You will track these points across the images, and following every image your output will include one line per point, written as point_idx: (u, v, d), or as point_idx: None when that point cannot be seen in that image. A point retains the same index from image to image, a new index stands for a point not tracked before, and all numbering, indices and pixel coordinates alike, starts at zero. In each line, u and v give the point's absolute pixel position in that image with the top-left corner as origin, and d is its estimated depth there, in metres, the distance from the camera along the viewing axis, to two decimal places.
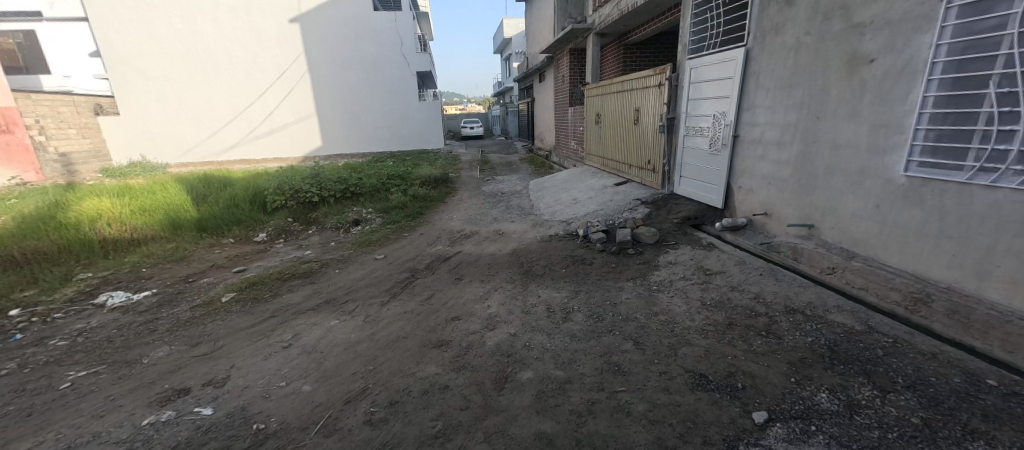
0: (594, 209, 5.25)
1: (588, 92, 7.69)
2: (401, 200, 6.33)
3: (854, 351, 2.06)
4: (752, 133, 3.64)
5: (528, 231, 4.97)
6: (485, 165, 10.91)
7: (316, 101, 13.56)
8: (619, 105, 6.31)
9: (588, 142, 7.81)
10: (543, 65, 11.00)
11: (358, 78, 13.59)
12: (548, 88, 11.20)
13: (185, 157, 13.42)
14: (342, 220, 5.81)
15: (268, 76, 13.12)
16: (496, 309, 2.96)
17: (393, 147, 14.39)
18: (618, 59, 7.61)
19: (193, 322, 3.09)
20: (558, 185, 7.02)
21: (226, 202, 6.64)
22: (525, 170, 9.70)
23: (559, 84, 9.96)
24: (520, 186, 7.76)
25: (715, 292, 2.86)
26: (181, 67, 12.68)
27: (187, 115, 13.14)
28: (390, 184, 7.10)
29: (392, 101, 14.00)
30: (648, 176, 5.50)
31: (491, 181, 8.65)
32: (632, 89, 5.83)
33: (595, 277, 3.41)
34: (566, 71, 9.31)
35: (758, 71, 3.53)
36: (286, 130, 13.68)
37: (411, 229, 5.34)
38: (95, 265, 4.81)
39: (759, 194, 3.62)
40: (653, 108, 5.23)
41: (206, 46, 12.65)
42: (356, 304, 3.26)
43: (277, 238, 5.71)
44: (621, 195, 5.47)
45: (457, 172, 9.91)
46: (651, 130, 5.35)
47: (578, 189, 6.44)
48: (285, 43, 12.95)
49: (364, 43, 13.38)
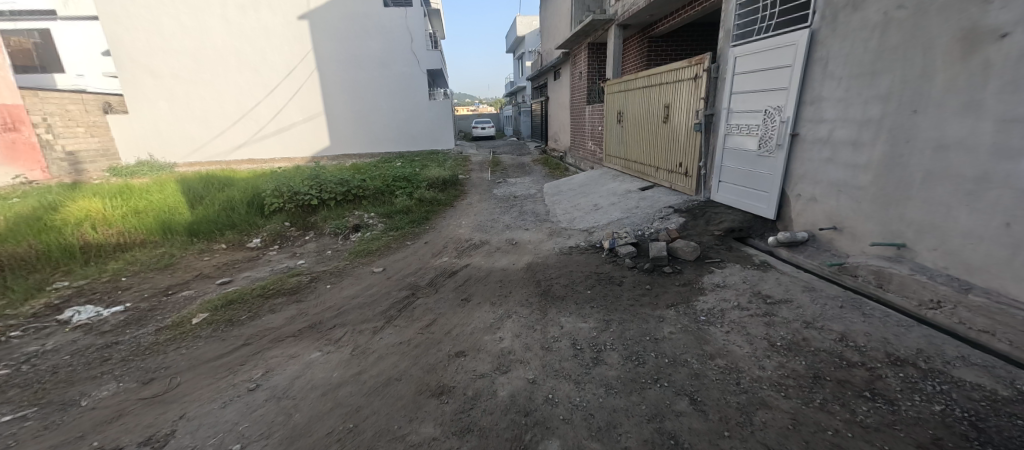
0: (619, 217, 4.69)
1: (609, 88, 7.11)
2: (406, 204, 5.85)
3: (1012, 432, 1.48)
4: (818, 131, 3.04)
5: (544, 241, 4.43)
6: (497, 167, 10.43)
7: (325, 100, 13.23)
8: (644, 102, 5.76)
9: (608, 143, 7.25)
10: (558, 61, 10.48)
11: (368, 76, 13.24)
12: (563, 86, 10.66)
13: (193, 157, 13.22)
14: (341, 225, 5.36)
15: (277, 75, 12.85)
16: (509, 343, 2.43)
17: (402, 147, 14.01)
18: (642, 53, 7.04)
19: (154, 350, 2.63)
20: (576, 189, 6.46)
21: (222, 204, 6.26)
22: (539, 172, 9.17)
23: (576, 81, 9.40)
24: (534, 189, 7.22)
25: (783, 329, 2.28)
26: (189, 64, 12.49)
27: (195, 114, 12.92)
28: (395, 186, 6.64)
29: (402, 100, 13.62)
30: (678, 180, 4.93)
31: (503, 183, 8.13)
32: (660, 83, 5.26)
33: (627, 302, 2.85)
34: (584, 67, 8.76)
35: (827, 57, 2.94)
36: (294, 129, 13.38)
37: (415, 236, 4.86)
38: (73, 273, 4.41)
39: (826, 204, 3.02)
40: (686, 104, 4.66)
41: (214, 44, 12.42)
42: (345, 330, 2.76)
43: (272, 244, 5.28)
44: (649, 201, 4.89)
45: (467, 173, 9.42)
46: (683, 129, 4.77)
47: (598, 194, 5.88)
48: (294, 40, 12.65)
49: (374, 40, 13.01)
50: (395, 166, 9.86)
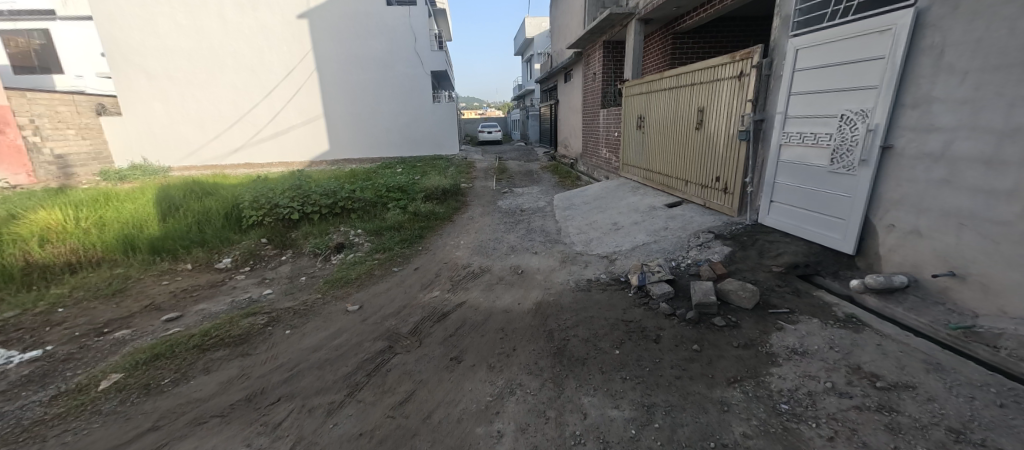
0: (645, 241, 3.95)
1: (628, 90, 6.38)
2: (398, 219, 5.18)
3: None
4: (925, 144, 2.29)
5: (557, 270, 3.70)
6: (502, 174, 9.73)
7: (324, 103, 12.68)
8: (671, 106, 5.03)
9: (626, 152, 6.51)
10: (570, 62, 9.78)
11: (369, 78, 12.68)
12: (575, 88, 9.95)
13: (187, 160, 12.74)
14: (322, 244, 4.69)
15: (275, 76, 12.32)
16: (512, 446, 1.70)
17: (405, 152, 13.41)
18: (665, 51, 6.30)
19: (28, 436, 1.93)
20: (591, 203, 5.73)
21: (195, 217, 5.62)
22: (548, 180, 8.45)
23: (589, 82, 8.69)
24: (543, 202, 6.50)
25: (920, 443, 1.53)
26: (185, 65, 12.01)
27: (191, 116, 12.44)
28: (388, 198, 5.96)
29: (404, 104, 13.04)
30: (715, 197, 4.16)
31: (508, 193, 7.43)
32: (693, 84, 4.52)
33: (672, 373, 2.11)
34: (599, 68, 8.05)
35: (942, 45, 2.19)
36: (292, 132, 12.83)
37: (404, 260, 4.15)
38: (4, 301, 3.77)
39: (938, 241, 2.26)
40: (727, 108, 3.91)
41: (210, 43, 11.94)
42: (291, 407, 2.05)
43: (243, 265, 4.61)
44: (680, 222, 4.14)
45: (470, 182, 8.74)
46: (722, 137, 4.01)
47: (617, 209, 5.14)
48: (292, 40, 12.12)
49: (376, 40, 12.46)
50: (393, 174, 9.25)
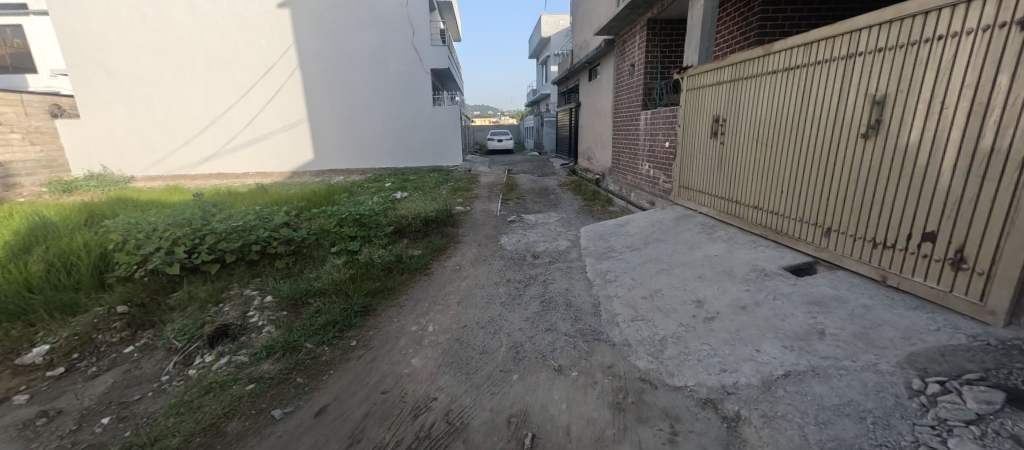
0: (788, 368, 1.89)
1: (693, 82, 4.40)
2: (335, 279, 3.24)
3: None
4: None
5: (610, 443, 1.67)
6: (511, 192, 7.77)
7: (307, 105, 10.96)
8: (787, 101, 3.02)
9: (689, 169, 4.51)
10: (598, 54, 7.87)
11: (360, 77, 10.96)
12: (603, 87, 7.98)
13: (153, 170, 11.14)
14: (190, 328, 2.73)
15: (251, 74, 10.67)
16: None
17: (400, 162, 11.59)
18: (746, 25, 4.31)
19: None
20: (642, 250, 3.70)
21: (45, 263, 3.77)
22: (569, 204, 6.46)
23: (624, 78, 6.73)
24: (565, 242, 4.49)
25: None
26: (150, 61, 10.48)
27: (157, 120, 10.85)
28: (339, 234, 4.06)
29: (399, 107, 11.25)
30: (915, 270, 2.10)
31: (517, 224, 5.44)
32: (851, 56, 2.47)
33: None
34: (640, 57, 6.06)
35: None
36: (271, 139, 11.14)
37: (310, 381, 2.17)
38: None
39: None
40: (973, 94, 1.84)
41: (178, 36, 10.38)
42: None
43: (60, 363, 2.64)
44: (848, 324, 2.06)
45: (468, 204, 6.79)
46: (947, 154, 1.94)
47: (690, 268, 3.11)
48: (272, 33, 10.49)
49: (368, 33, 10.74)
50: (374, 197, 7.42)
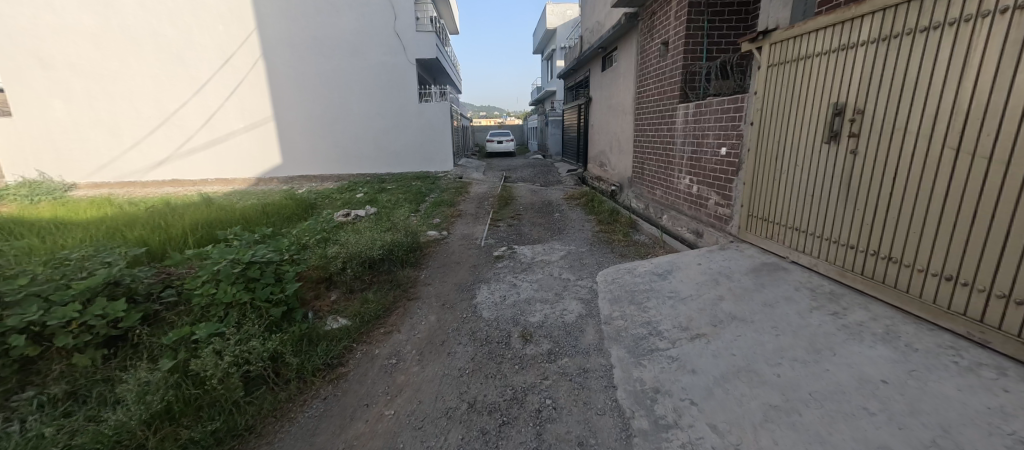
0: None
1: (784, 52, 2.75)
2: (129, 415, 1.66)
3: None
4: None
5: None
6: (505, 208, 6.20)
7: (272, 102, 9.45)
8: None
9: (774, 192, 2.85)
10: (614, 34, 6.28)
11: (333, 69, 9.43)
12: (621, 77, 6.37)
13: (99, 176, 9.69)
14: None
15: (207, 65, 9.17)
16: None
17: (382, 168, 10.05)
18: None
19: None
20: (711, 344, 2.08)
21: None
22: (579, 228, 4.86)
23: (651, 62, 5.10)
24: (575, 303, 2.89)
25: None
26: (91, 51, 9.06)
27: (100, 118, 9.40)
28: (209, 299, 2.49)
29: (378, 103, 9.70)
30: None
31: (504, 262, 3.86)
32: None
33: None
34: (676, 30, 4.43)
35: None
36: (232, 140, 9.63)
37: None
38: None
39: None
40: None
41: (122, 21, 8.95)
42: None
43: None
44: None
45: (446, 226, 5.22)
46: None
47: (842, 416, 1.48)
48: (230, 16, 8.97)
49: (342, 17, 9.20)
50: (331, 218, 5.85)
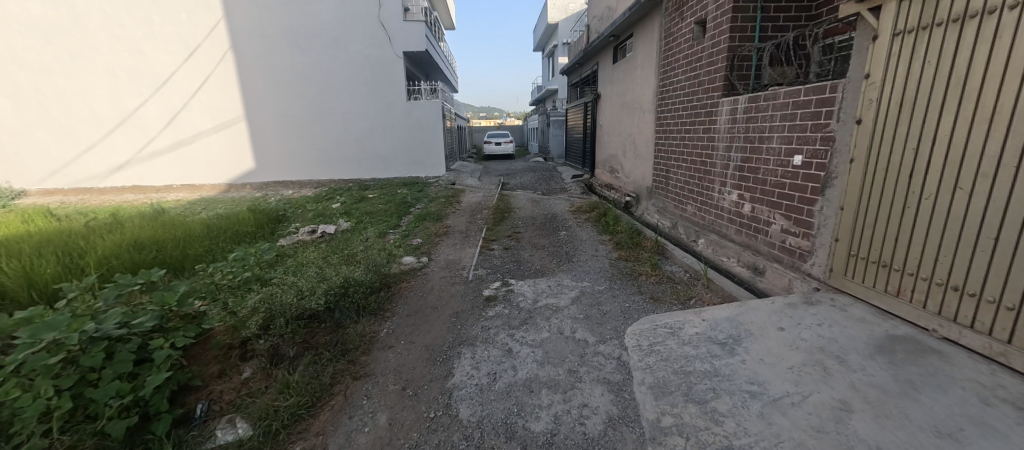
0: None
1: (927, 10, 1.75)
2: None
3: None
4: None
5: None
6: (501, 224, 5.24)
7: (243, 99, 8.49)
8: None
9: (903, 228, 1.86)
10: (631, 18, 5.33)
11: (311, 63, 8.47)
12: (638, 69, 5.41)
13: (51, 182, 8.71)
14: None
15: (170, 59, 8.21)
16: None
17: (367, 173, 9.09)
18: None
19: None
20: None
21: None
22: (592, 253, 3.91)
23: (681, 47, 4.13)
24: (600, 391, 1.93)
25: None
26: (39, 42, 8.09)
27: (51, 118, 8.42)
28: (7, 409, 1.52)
29: (361, 101, 8.73)
30: None
31: (495, 307, 2.90)
32: None
33: None
34: (717, 3, 3.46)
35: None
36: (199, 142, 8.67)
37: None
38: None
39: None
40: None
41: (74, 9, 7.99)
42: None
43: None
44: None
45: (427, 250, 4.26)
46: None
47: None
48: (194, 4, 8.01)
49: (320, 5, 8.24)
50: (283, 241, 4.82)
